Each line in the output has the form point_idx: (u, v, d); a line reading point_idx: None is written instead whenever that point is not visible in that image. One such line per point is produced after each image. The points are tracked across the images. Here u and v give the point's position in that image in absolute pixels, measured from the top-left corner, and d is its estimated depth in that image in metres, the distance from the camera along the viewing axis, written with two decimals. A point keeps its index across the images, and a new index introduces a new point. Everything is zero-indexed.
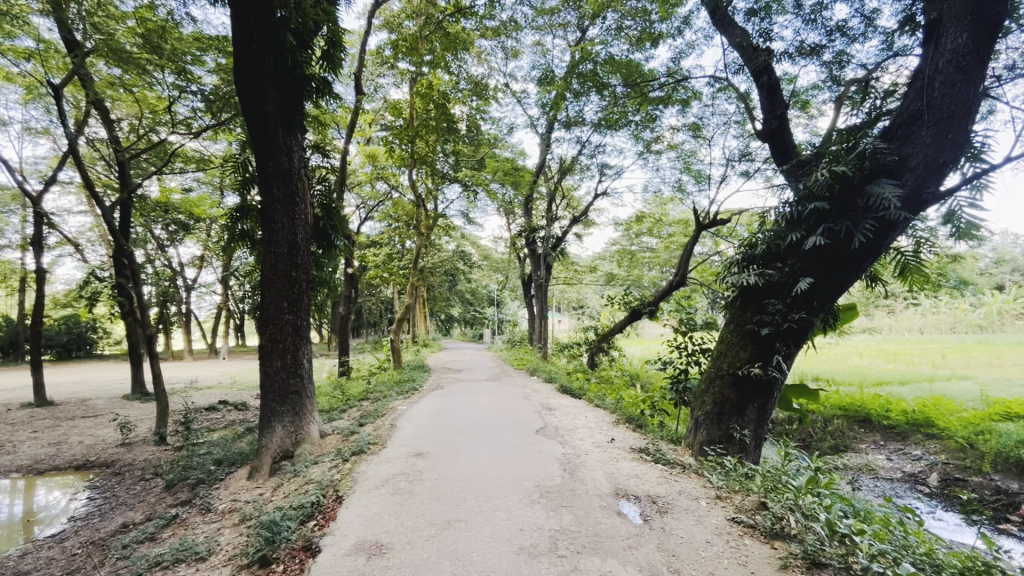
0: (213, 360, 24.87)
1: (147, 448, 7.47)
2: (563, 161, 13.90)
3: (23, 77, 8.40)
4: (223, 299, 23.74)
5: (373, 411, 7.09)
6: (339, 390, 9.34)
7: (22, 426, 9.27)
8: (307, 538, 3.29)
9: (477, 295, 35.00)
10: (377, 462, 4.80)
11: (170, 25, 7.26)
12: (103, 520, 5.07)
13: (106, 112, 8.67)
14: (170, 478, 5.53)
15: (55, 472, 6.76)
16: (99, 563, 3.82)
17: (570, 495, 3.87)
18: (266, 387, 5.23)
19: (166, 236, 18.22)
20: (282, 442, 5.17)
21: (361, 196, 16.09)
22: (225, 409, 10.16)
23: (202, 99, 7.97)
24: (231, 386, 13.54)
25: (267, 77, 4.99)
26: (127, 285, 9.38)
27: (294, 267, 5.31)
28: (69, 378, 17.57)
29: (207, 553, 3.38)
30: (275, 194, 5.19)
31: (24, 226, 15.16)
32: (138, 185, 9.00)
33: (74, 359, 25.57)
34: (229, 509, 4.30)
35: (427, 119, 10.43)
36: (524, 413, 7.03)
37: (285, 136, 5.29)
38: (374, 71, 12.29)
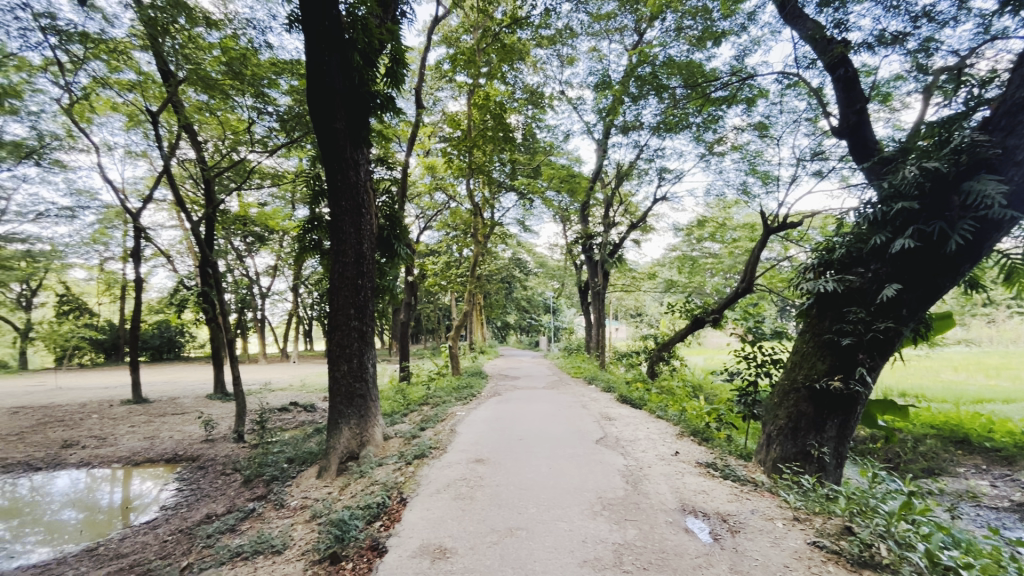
0: (285, 363, 26.52)
1: (227, 445, 8.03)
2: (620, 167, 13.67)
3: (126, 106, 9.39)
4: (294, 306, 25.25)
5: (433, 416, 7.25)
6: (400, 395, 9.60)
7: (123, 421, 10.25)
8: (373, 538, 3.39)
9: (533, 302, 35.09)
10: (438, 466, 4.88)
11: (250, 52, 7.88)
12: (189, 510, 5.50)
13: (194, 135, 9.49)
14: (248, 473, 5.91)
15: (149, 463, 7.40)
16: (187, 550, 4.13)
17: (634, 508, 3.75)
18: (334, 390, 5.48)
19: (245, 248, 19.65)
20: (348, 444, 5.39)
21: (420, 207, 16.61)
22: (295, 410, 10.73)
23: (277, 119, 8.54)
24: (301, 389, 14.33)
25: (337, 97, 5.26)
26: (211, 293, 10.16)
27: (361, 276, 5.55)
28: (161, 378, 19.29)
29: (282, 547, 3.55)
30: (343, 206, 5.45)
31: (126, 240, 16.85)
32: (221, 201, 9.77)
33: (165, 360, 28.14)
34: (300, 506, 4.53)
35: (484, 129, 10.62)
36: (583, 422, 6.92)
37: (352, 150, 5.54)
38: (433, 85, 12.70)
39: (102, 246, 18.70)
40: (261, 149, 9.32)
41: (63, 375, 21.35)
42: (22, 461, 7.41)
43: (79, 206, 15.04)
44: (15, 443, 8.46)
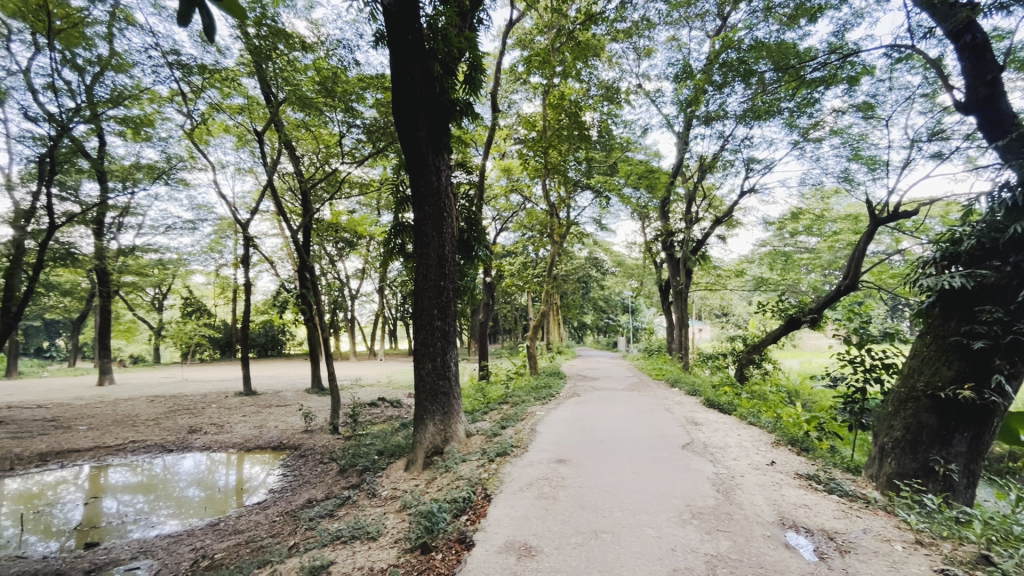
0: (373, 360, 28.16)
1: (324, 436, 8.66)
2: (703, 159, 13.00)
3: (236, 128, 10.46)
4: (380, 306, 26.72)
5: (513, 414, 7.34)
6: (481, 393, 9.83)
7: (236, 411, 11.42)
8: (461, 531, 3.51)
9: (610, 301, 34.49)
10: (521, 465, 4.93)
11: (340, 70, 8.46)
12: (293, 494, 6.00)
13: (292, 151, 10.34)
14: (343, 463, 6.36)
15: (258, 450, 8.18)
16: (293, 531, 4.53)
17: (727, 519, 3.55)
18: (420, 387, 5.71)
19: (336, 253, 21.12)
20: (433, 439, 5.60)
21: (497, 209, 16.89)
22: (383, 405, 11.33)
23: (364, 131, 9.08)
24: (388, 385, 15.13)
25: (420, 105, 5.50)
26: (308, 295, 11.01)
27: (443, 277, 5.74)
28: (267, 373, 21.22)
29: (376, 534, 3.77)
30: (426, 210, 5.68)
31: (237, 248, 18.75)
32: (316, 210, 10.55)
33: (270, 356, 31.02)
34: (391, 497, 4.78)
35: (559, 129, 10.61)
36: (667, 426, 6.68)
37: (434, 157, 5.76)
38: (508, 88, 12.87)
39: (217, 254, 20.97)
40: (349, 160, 9.94)
41: (189, 368, 24.23)
42: (157, 443, 8.48)
43: (199, 219, 16.97)
44: (152, 427, 9.72)
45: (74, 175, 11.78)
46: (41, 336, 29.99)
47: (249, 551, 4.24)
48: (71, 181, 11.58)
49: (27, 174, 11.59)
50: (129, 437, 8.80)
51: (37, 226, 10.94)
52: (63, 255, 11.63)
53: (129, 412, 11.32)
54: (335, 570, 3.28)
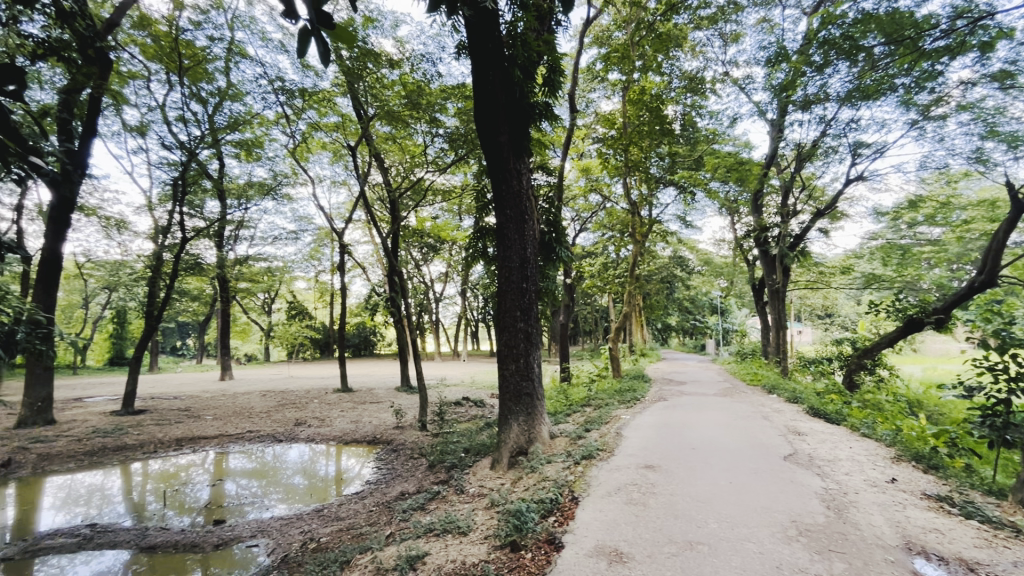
0: (458, 360, 29.07)
1: (413, 433, 9.07)
2: (800, 147, 12.01)
3: (332, 145, 11.32)
4: (463, 308, 27.54)
5: (598, 418, 7.23)
6: (563, 395, 9.79)
7: (335, 406, 12.32)
8: (550, 532, 3.52)
9: (697, 301, 32.88)
10: (608, 469, 4.86)
11: (424, 83, 8.90)
12: (388, 486, 6.36)
13: (382, 163, 10.98)
14: (433, 459, 6.63)
15: (355, 443, 8.76)
16: (389, 521, 4.80)
17: (841, 539, 3.25)
18: (504, 388, 5.79)
19: (422, 257, 22.12)
20: (518, 439, 5.66)
21: (576, 210, 16.76)
22: (468, 404, 11.66)
23: (446, 139, 9.42)
24: (471, 385, 15.55)
25: (501, 111, 5.61)
26: (398, 298, 11.62)
27: (525, 279, 5.79)
28: (360, 372, 22.65)
29: (467, 529, 3.88)
30: (508, 214, 5.76)
31: (333, 255, 20.25)
32: (403, 217, 11.11)
33: (363, 356, 33.18)
34: (479, 494, 4.90)
35: (640, 124, 10.29)
36: (765, 435, 6.24)
37: (515, 161, 5.84)
38: (586, 87, 12.73)
39: (317, 261, 22.80)
40: (433, 168, 10.34)
41: (294, 367, 26.52)
42: (269, 434, 9.37)
43: (302, 229, 18.58)
44: (265, 419, 10.75)
45: (200, 195, 13.39)
46: (175, 336, 34.34)
47: (350, 537, 4.55)
48: (197, 200, 13.16)
49: (164, 196, 13.36)
50: (246, 427, 9.80)
51: (172, 241, 12.57)
52: (193, 265, 13.26)
53: (246, 405, 12.61)
54: (430, 561, 3.44)
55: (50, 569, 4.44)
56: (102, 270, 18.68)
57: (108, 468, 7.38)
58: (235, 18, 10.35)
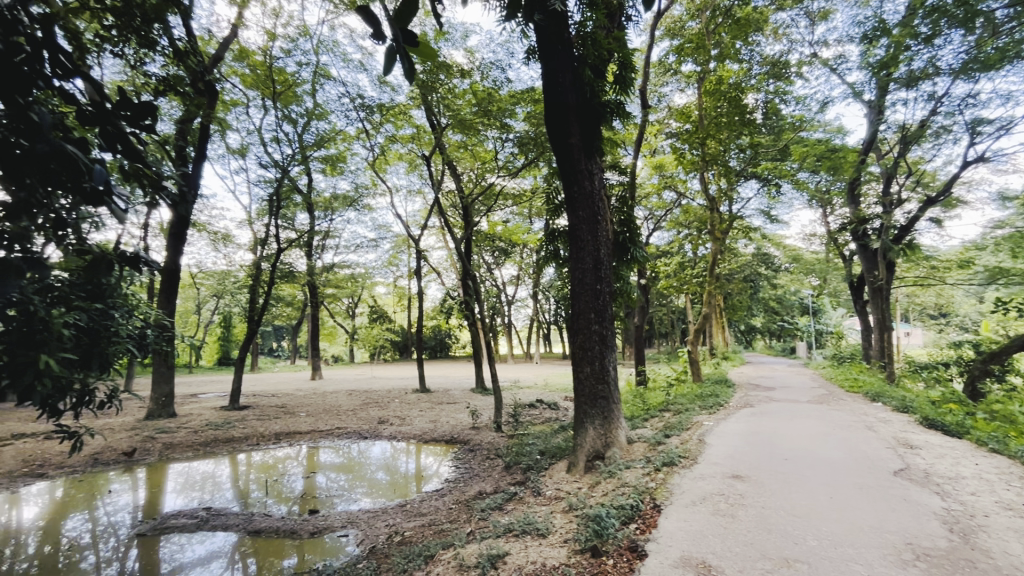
0: (530, 363, 29.16)
1: (489, 433, 9.23)
2: (904, 129, 10.86)
3: (409, 155, 11.85)
4: (536, 311, 27.59)
5: (678, 423, 6.95)
6: (640, 399, 9.51)
7: (415, 406, 12.82)
8: (632, 539, 3.44)
9: (786, 301, 30.66)
10: (691, 477, 4.66)
11: (494, 89, 9.09)
12: (466, 485, 6.52)
13: (455, 170, 11.31)
14: (510, 460, 6.71)
15: (433, 442, 9.08)
16: (468, 519, 4.93)
17: (969, 567, 2.88)
18: (579, 391, 5.72)
19: (494, 261, 22.49)
20: (594, 443, 5.58)
21: (649, 208, 16.29)
22: (542, 407, 11.68)
23: (516, 143, 9.51)
24: (545, 388, 15.53)
25: (570, 111, 5.59)
26: (472, 301, 11.90)
27: (599, 280, 5.70)
28: (437, 374, 23.38)
29: (545, 531, 3.89)
30: (580, 215, 5.71)
31: (411, 260, 21.14)
32: (476, 222, 11.36)
33: (439, 358, 34.28)
34: (556, 497, 4.89)
35: (718, 116, 9.79)
36: (869, 447, 5.67)
37: (587, 161, 5.78)
38: (657, 81, 12.34)
39: (395, 267, 23.90)
40: (504, 173, 10.47)
41: (376, 367, 27.95)
42: (355, 430, 9.95)
43: (381, 237, 19.59)
44: (352, 416, 11.43)
45: (292, 208, 14.54)
46: (271, 338, 37.48)
47: (432, 533, 4.72)
48: (290, 213, 14.29)
49: (262, 210, 14.66)
50: (335, 424, 10.48)
51: (270, 251, 13.74)
52: (287, 273, 14.41)
53: (334, 403, 13.48)
54: (510, 561, 3.48)
55: (174, 546, 5.02)
56: (212, 279, 20.85)
57: (218, 458, 8.19)
58: (320, 43, 11.18)
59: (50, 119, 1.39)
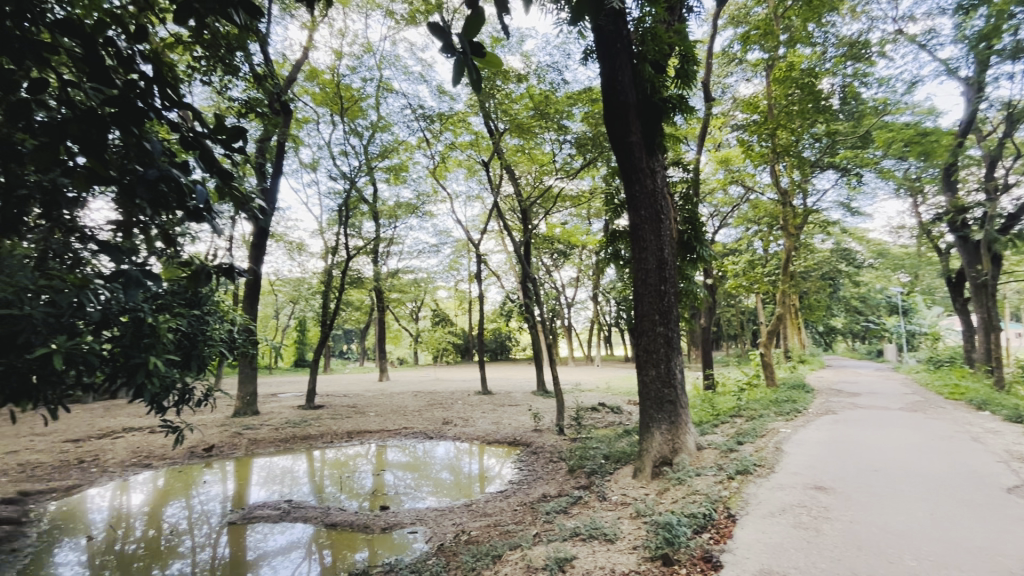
0: (592, 366, 28.77)
1: (552, 436, 9.21)
2: (1011, 105, 9.73)
3: (468, 162, 12.10)
4: (597, 312, 27.19)
5: (750, 429, 6.62)
6: (708, 403, 9.13)
7: (477, 408, 13.02)
8: (705, 550, 3.32)
9: (870, 300, 28.33)
10: (768, 487, 4.41)
11: (550, 92, 9.09)
12: (530, 487, 6.54)
13: (513, 174, 11.43)
14: (573, 464, 6.66)
15: (496, 444, 9.19)
16: (533, 521, 4.94)
17: None
18: (644, 394, 5.58)
19: (552, 263, 22.46)
20: (661, 448, 5.41)
21: (715, 204, 15.65)
22: (604, 410, 11.50)
23: (573, 145, 9.45)
24: (607, 391, 15.27)
25: (630, 109, 5.48)
26: (532, 304, 11.93)
27: (663, 281, 5.54)
28: (498, 376, 23.63)
29: (613, 537, 3.83)
30: (642, 214, 5.58)
31: (471, 264, 21.53)
32: (534, 225, 11.39)
33: (500, 360, 34.63)
34: (623, 502, 4.80)
35: (789, 105, 9.24)
36: (975, 460, 5.12)
37: (648, 159, 5.65)
38: (721, 72, 11.84)
39: (456, 271, 24.44)
40: (562, 175, 10.42)
41: (439, 370, 28.67)
42: (421, 430, 10.26)
43: (443, 242, 20.11)
44: (418, 417, 11.79)
45: (359, 217, 15.26)
46: (341, 341, 39.46)
47: (498, 533, 4.77)
48: (357, 222, 14.99)
49: (332, 220, 15.50)
50: (402, 424, 10.86)
51: (339, 259, 14.50)
52: (355, 279, 15.14)
53: (401, 404, 13.99)
54: (578, 565, 3.46)
55: (260, 534, 5.42)
56: (288, 285, 22.29)
57: (296, 454, 8.74)
58: (383, 58, 11.70)
59: (160, 147, 1.57)
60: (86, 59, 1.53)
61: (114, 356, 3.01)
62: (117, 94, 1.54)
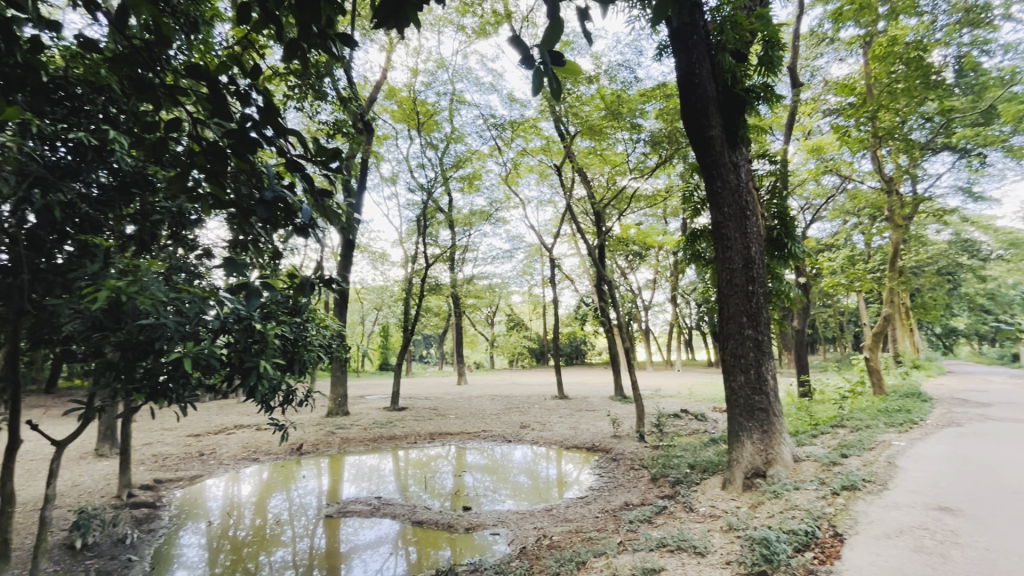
0: (672, 371, 27.65)
1: (632, 443, 8.98)
2: None
3: (540, 167, 12.18)
4: (676, 315, 26.13)
5: (856, 441, 6.04)
6: (805, 412, 8.44)
7: (555, 412, 12.97)
8: (809, 569, 3.10)
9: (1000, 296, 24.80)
10: (882, 505, 4.01)
11: (622, 91, 8.92)
12: (611, 494, 6.41)
13: (585, 177, 11.32)
14: (656, 472, 6.44)
15: (575, 449, 9.11)
16: (616, 529, 4.85)
17: None
18: (733, 402, 5.28)
19: (628, 265, 21.92)
20: (753, 459, 5.08)
21: (806, 196, 14.50)
22: (688, 417, 11.00)
23: (647, 143, 9.20)
24: (689, 397, 14.61)
25: (710, 103, 5.27)
26: (608, 307, 11.70)
27: (751, 281, 5.22)
28: (574, 381, 23.39)
29: (704, 550, 3.65)
30: (725, 212, 5.30)
31: (544, 269, 21.56)
32: (608, 227, 11.20)
33: (576, 365, 34.33)
34: (711, 515, 4.58)
35: (892, 83, 8.37)
36: None
37: (731, 153, 5.37)
38: (810, 54, 11.00)
39: (530, 276, 24.60)
40: (636, 174, 10.16)
41: (514, 374, 28.91)
42: (500, 434, 10.40)
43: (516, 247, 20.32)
44: (496, 420, 11.98)
45: (436, 226, 15.84)
46: (421, 345, 41.10)
47: (580, 540, 4.73)
48: (434, 231, 15.56)
49: (411, 230, 16.22)
50: (481, 427, 11.08)
51: (419, 267, 15.13)
52: (433, 286, 15.72)
53: (479, 407, 14.29)
54: None
55: (353, 528, 5.77)
56: (373, 293, 23.58)
57: (384, 453, 9.22)
58: (456, 71, 12.13)
59: (272, 171, 1.72)
60: (209, 97, 1.72)
61: (231, 359, 3.40)
62: (235, 127, 1.72)
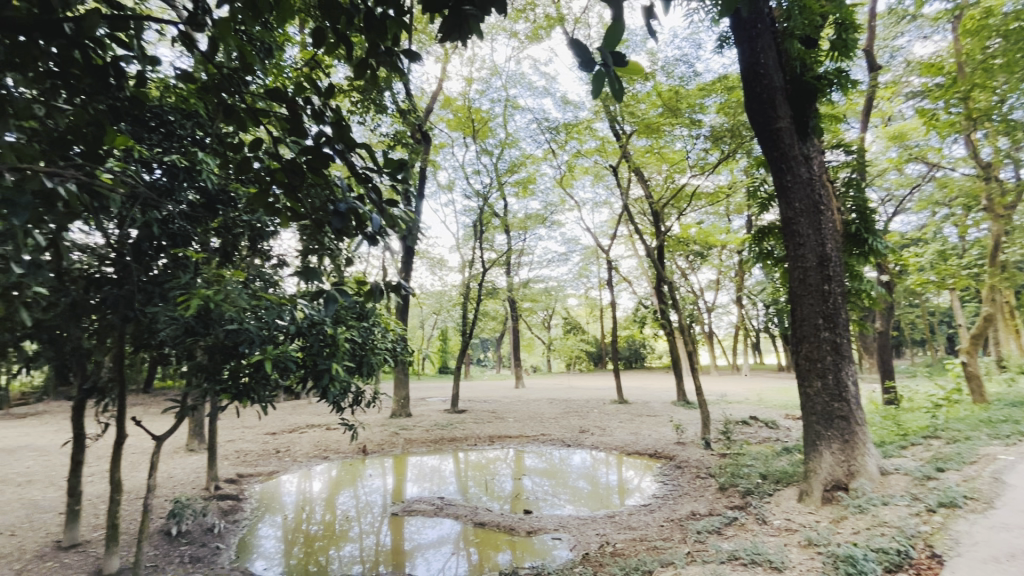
0: (739, 376, 26.37)
1: (697, 450, 8.64)
2: None
3: (595, 168, 12.05)
4: (742, 317, 24.89)
5: (954, 454, 5.49)
6: (892, 421, 7.77)
7: (615, 417, 12.72)
8: None
9: None
10: (986, 525, 3.63)
11: (680, 86, 8.66)
12: (676, 503, 6.21)
13: (642, 176, 11.08)
14: (724, 481, 6.17)
15: (636, 455, 8.89)
16: (683, 539, 4.69)
17: None
18: (809, 409, 4.97)
19: (689, 266, 21.17)
20: (832, 470, 4.74)
21: (887, 187, 13.41)
22: (758, 425, 10.44)
23: (707, 140, 8.88)
24: (759, 403, 13.87)
25: (777, 93, 5.02)
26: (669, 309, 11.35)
27: (827, 280, 4.89)
28: (634, 385, 22.85)
29: (781, 565, 3.45)
30: (796, 207, 5.01)
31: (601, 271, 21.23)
32: (667, 227, 10.88)
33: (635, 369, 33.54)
34: (786, 528, 4.32)
35: (987, 58, 7.58)
36: None
37: (801, 145, 5.07)
38: (888, 34, 10.20)
39: (586, 279, 24.33)
40: (696, 172, 9.81)
41: (572, 378, 28.64)
42: (559, 438, 10.35)
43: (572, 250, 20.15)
44: (555, 424, 11.91)
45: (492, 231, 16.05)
46: (479, 349, 41.68)
47: (645, 548, 4.61)
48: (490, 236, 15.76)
49: (468, 236, 16.52)
50: (540, 431, 11.05)
51: (476, 272, 15.37)
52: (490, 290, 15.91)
53: (537, 411, 14.28)
54: None
55: (416, 526, 5.95)
56: (432, 298, 24.18)
57: (445, 454, 9.42)
58: (509, 78, 12.27)
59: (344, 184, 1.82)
60: (288, 117, 1.85)
61: (306, 361, 3.61)
62: (312, 144, 1.84)
